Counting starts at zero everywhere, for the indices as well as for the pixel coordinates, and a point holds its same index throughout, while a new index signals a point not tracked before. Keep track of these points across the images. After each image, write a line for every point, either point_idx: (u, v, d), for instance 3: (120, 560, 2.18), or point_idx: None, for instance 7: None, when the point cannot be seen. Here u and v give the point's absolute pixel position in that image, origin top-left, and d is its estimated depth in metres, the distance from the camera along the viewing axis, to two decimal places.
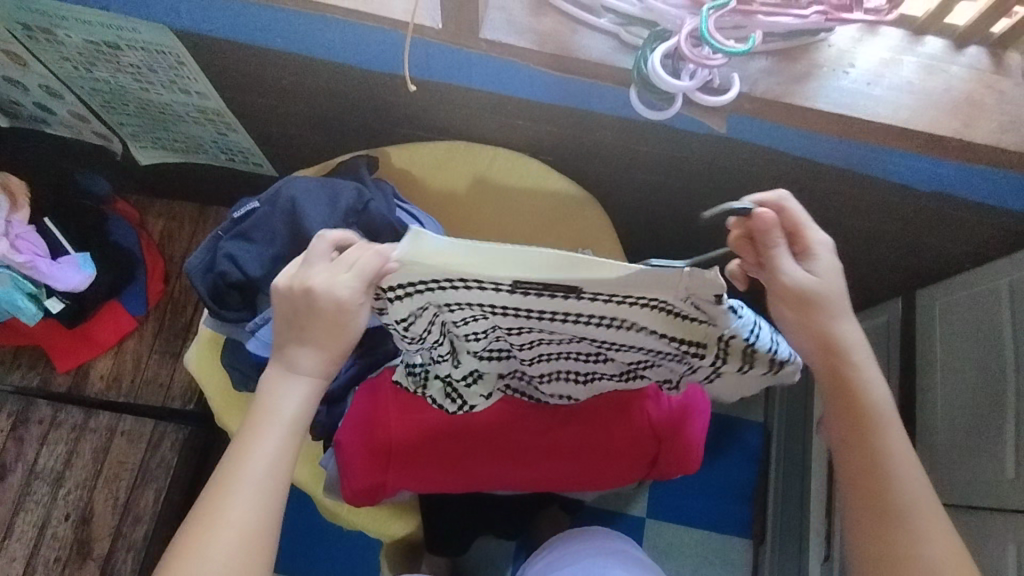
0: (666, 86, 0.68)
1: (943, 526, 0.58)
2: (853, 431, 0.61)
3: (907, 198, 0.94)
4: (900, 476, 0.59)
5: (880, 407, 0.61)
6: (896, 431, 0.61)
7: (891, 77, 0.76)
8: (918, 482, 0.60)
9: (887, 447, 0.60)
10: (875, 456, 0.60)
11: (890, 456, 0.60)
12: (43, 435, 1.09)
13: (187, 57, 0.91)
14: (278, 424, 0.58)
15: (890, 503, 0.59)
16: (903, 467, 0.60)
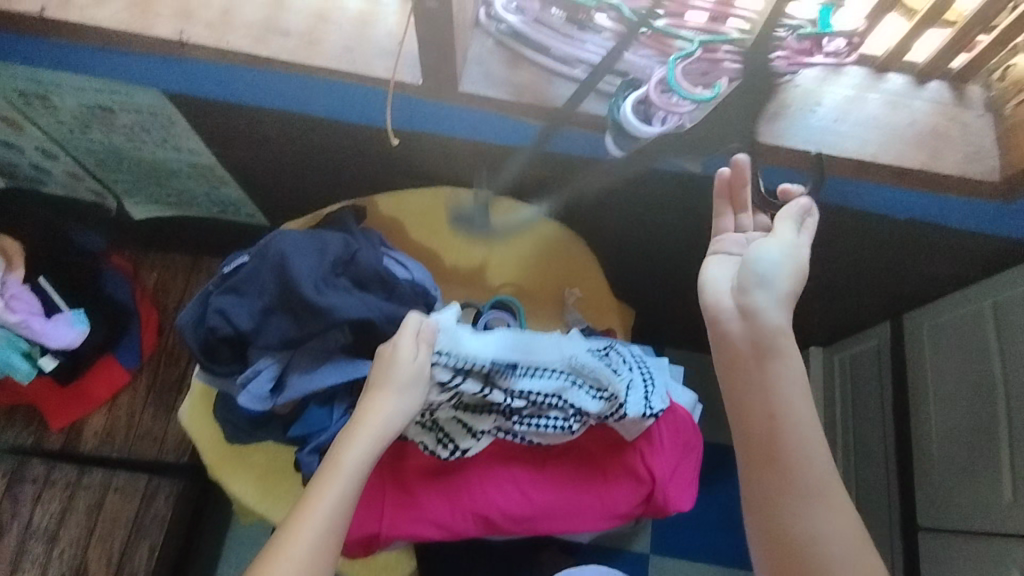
0: (638, 131, 0.72)
1: (844, 520, 0.60)
2: (753, 433, 0.63)
3: (885, 225, 0.96)
4: (800, 474, 0.61)
5: (782, 410, 0.62)
6: (802, 427, 0.62)
7: (856, 114, 0.79)
8: (822, 478, 0.61)
9: (787, 443, 0.62)
10: (778, 454, 0.62)
11: (790, 452, 0.61)
12: (37, 493, 1.08)
13: (178, 116, 0.94)
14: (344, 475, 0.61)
15: (787, 498, 0.61)
16: (806, 464, 0.61)
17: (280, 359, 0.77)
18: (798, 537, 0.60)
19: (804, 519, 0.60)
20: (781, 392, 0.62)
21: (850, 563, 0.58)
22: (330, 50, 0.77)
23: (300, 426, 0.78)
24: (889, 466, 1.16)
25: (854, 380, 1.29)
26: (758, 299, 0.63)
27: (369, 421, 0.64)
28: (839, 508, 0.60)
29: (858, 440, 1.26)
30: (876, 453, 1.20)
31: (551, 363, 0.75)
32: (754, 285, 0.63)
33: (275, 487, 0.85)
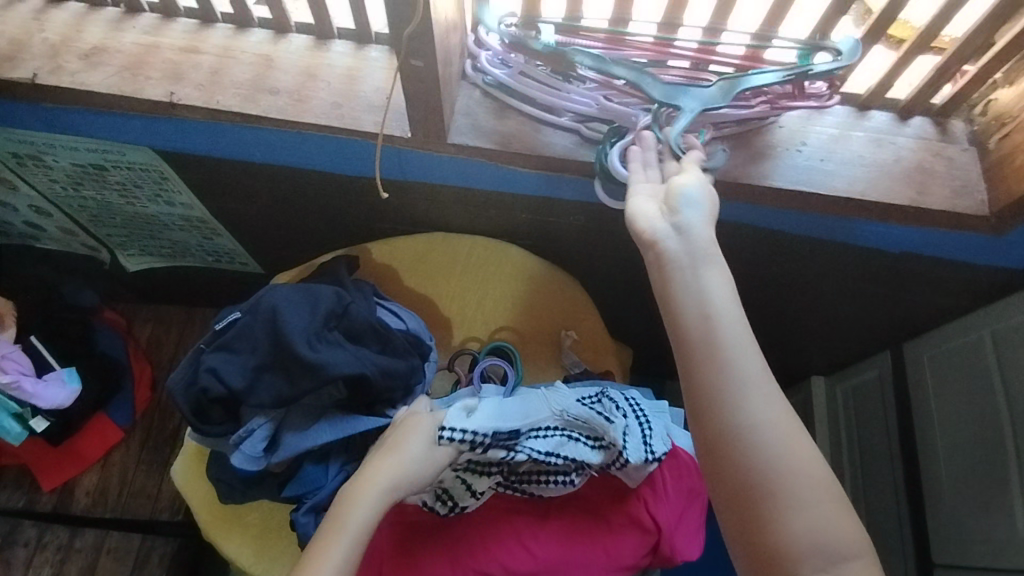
0: (620, 177, 0.69)
1: (784, 417, 0.55)
2: (683, 334, 0.58)
3: (878, 258, 0.96)
4: (735, 373, 0.56)
5: (707, 309, 0.57)
6: (728, 328, 0.57)
7: (843, 152, 0.80)
8: (755, 372, 0.56)
9: (716, 342, 0.56)
10: (710, 356, 0.56)
11: (720, 349, 0.56)
12: (28, 558, 1.05)
13: (170, 172, 0.95)
14: (346, 537, 0.60)
15: (724, 395, 0.55)
16: (737, 360, 0.56)
17: (274, 418, 0.76)
18: (739, 437, 0.55)
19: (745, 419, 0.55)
20: (702, 289, 0.58)
21: (792, 460, 0.54)
22: (319, 106, 0.78)
23: (296, 485, 0.76)
24: (898, 499, 1.14)
25: (857, 411, 1.27)
26: (666, 245, 0.60)
27: (368, 483, 0.64)
28: (780, 405, 0.55)
29: (865, 472, 1.23)
30: (885, 486, 1.18)
31: (545, 421, 0.74)
32: (681, 205, 0.62)
33: (270, 548, 0.83)
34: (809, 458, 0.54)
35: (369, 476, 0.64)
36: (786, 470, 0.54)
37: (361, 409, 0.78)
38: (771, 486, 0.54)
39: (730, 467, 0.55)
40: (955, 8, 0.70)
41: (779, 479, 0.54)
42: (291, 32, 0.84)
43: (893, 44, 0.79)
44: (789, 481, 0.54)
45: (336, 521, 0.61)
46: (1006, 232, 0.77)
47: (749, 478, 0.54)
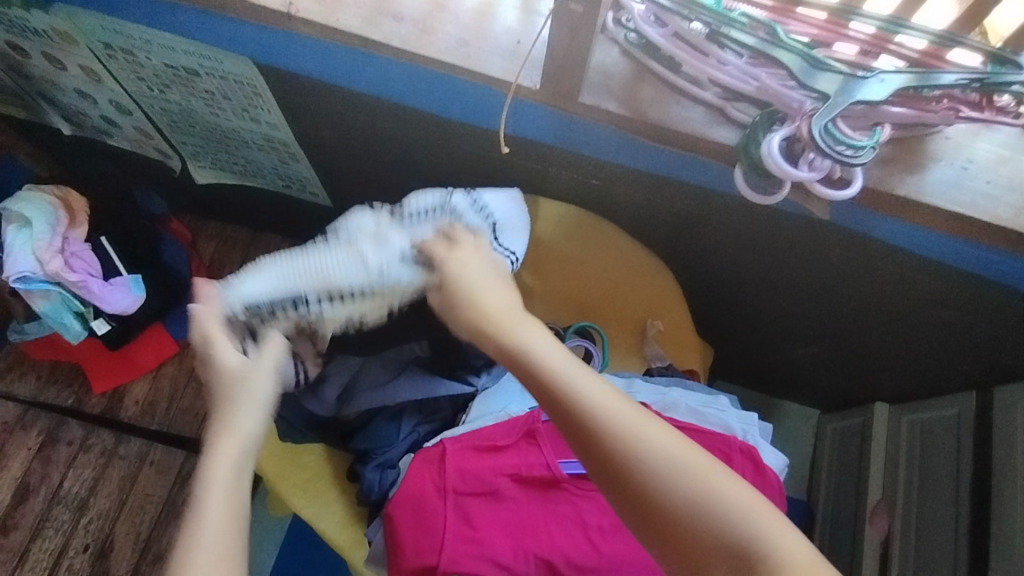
0: (782, 173, 0.63)
1: (666, 435, 0.49)
2: (540, 389, 0.52)
3: (1003, 296, 0.88)
4: (580, 411, 0.50)
5: (550, 357, 0.53)
6: (563, 368, 0.52)
7: (1011, 177, 0.71)
8: (617, 409, 0.50)
9: (559, 396, 0.51)
10: (565, 417, 0.50)
11: (564, 401, 0.51)
12: (70, 458, 1.05)
13: (263, 87, 0.89)
14: (235, 491, 0.51)
15: (602, 449, 0.49)
16: (577, 389, 0.51)
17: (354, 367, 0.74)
18: (641, 499, 0.48)
19: (616, 432, 0.49)
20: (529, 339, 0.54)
21: (691, 479, 0.47)
22: (443, 41, 0.71)
23: (365, 439, 0.74)
24: (957, 550, 1.08)
25: (925, 448, 1.21)
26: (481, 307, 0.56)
27: (227, 431, 0.53)
28: (631, 400, 0.51)
29: (920, 513, 1.18)
30: (941, 532, 1.12)
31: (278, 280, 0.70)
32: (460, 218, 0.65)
33: (324, 494, 0.80)
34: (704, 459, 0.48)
35: (230, 423, 0.54)
36: (683, 480, 0.47)
37: (445, 372, 0.74)
38: (680, 502, 0.47)
39: (636, 497, 0.48)
40: None
41: (674, 488, 0.47)
42: None
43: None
44: (708, 516, 0.46)
45: (210, 477, 0.51)
46: None
47: (657, 502, 0.47)
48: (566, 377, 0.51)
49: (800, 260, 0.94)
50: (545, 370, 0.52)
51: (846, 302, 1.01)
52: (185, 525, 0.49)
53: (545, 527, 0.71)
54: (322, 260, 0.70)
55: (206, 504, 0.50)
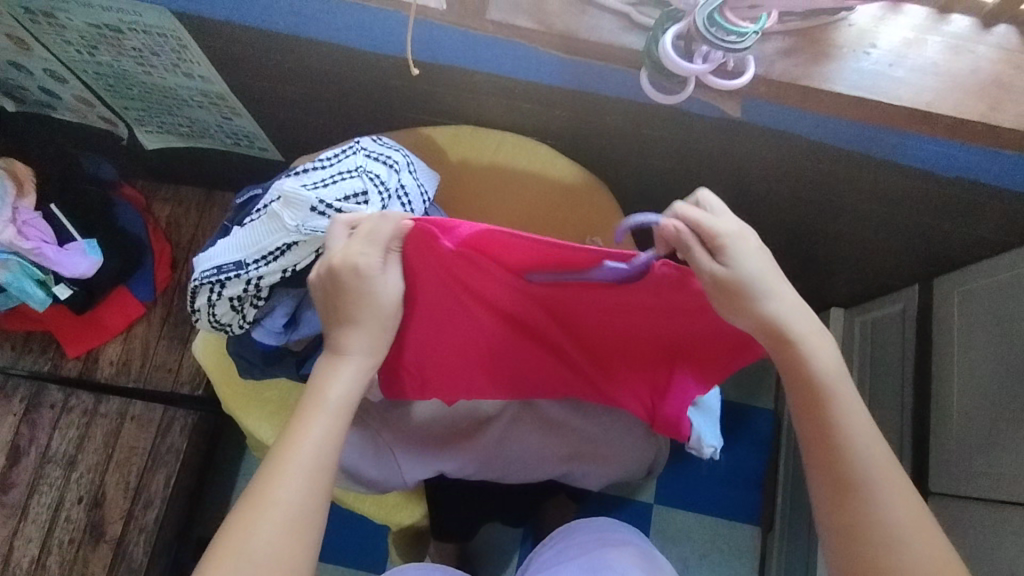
0: (677, 67, 0.65)
1: (908, 514, 0.58)
2: (811, 396, 0.62)
3: (928, 184, 0.91)
4: (854, 449, 0.60)
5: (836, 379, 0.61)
6: (852, 413, 0.61)
7: (915, 59, 0.73)
8: (879, 468, 0.59)
9: (840, 427, 0.61)
10: (834, 438, 0.60)
11: (843, 432, 0.60)
12: (55, 420, 1.10)
13: (189, 39, 0.90)
14: (326, 412, 0.61)
15: (857, 484, 0.59)
16: (857, 442, 0.60)
17: (295, 296, 0.75)
18: (858, 533, 0.58)
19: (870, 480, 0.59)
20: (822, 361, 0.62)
21: (913, 548, 0.57)
22: None
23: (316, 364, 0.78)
24: (903, 433, 1.14)
25: (874, 345, 1.26)
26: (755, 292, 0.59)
27: (319, 402, 0.61)
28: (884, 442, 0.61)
29: (871, 403, 1.24)
30: (888, 418, 1.18)
31: (224, 241, 0.73)
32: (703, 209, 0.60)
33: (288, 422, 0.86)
34: (933, 544, 0.57)
35: (345, 345, 0.63)
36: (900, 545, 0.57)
37: None
38: (881, 520, 0.58)
39: (852, 525, 0.59)
40: None
41: (896, 543, 0.57)
42: None
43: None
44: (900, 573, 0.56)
45: (320, 394, 0.61)
46: None
47: (860, 508, 0.59)
48: (845, 420, 0.61)
49: (734, 166, 0.96)
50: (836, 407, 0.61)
51: (786, 205, 1.04)
52: (293, 432, 0.60)
53: (503, 351, 0.74)
54: (257, 209, 0.74)
55: (312, 416, 0.60)
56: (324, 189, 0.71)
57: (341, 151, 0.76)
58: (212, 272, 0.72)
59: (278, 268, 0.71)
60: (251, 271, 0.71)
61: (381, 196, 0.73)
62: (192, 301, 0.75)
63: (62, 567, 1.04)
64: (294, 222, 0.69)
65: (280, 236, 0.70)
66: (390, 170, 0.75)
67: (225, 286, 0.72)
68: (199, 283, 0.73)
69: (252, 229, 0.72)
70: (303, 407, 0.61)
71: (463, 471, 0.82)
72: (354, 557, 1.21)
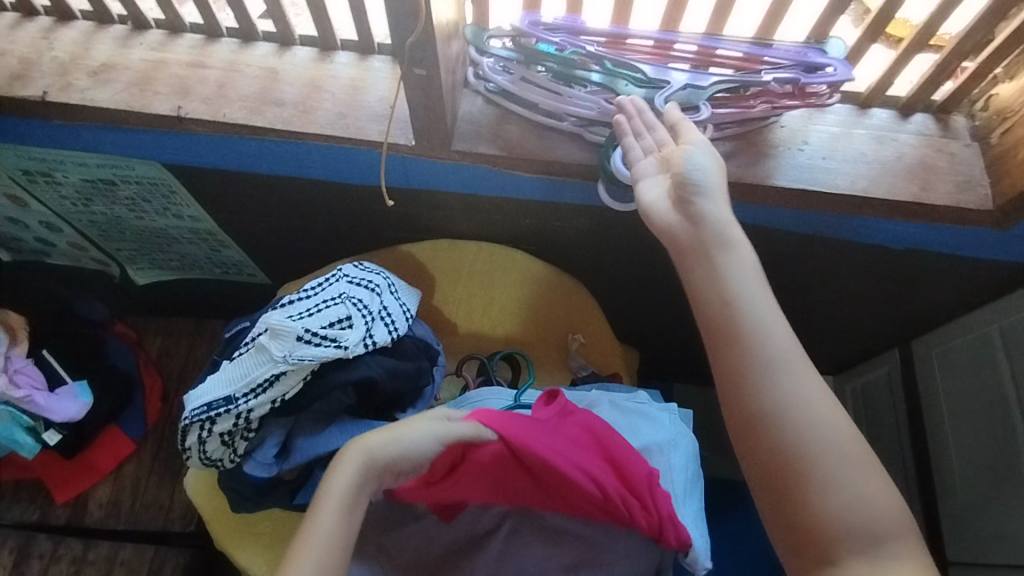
0: (629, 180, 0.71)
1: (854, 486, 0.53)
2: (727, 345, 0.58)
3: (884, 257, 0.96)
4: (783, 393, 0.55)
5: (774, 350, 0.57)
6: (787, 374, 0.56)
7: (845, 150, 0.80)
8: (819, 438, 0.54)
9: (772, 387, 0.56)
10: (765, 390, 0.56)
11: (773, 386, 0.56)
12: (42, 571, 1.07)
13: (179, 186, 0.96)
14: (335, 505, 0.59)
15: (793, 436, 0.54)
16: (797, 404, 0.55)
17: (286, 426, 0.76)
18: (800, 467, 0.53)
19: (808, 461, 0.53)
20: (775, 383, 0.56)
21: (850, 493, 0.52)
22: (324, 116, 0.79)
23: (306, 493, 0.78)
24: (910, 499, 1.12)
25: (869, 410, 1.25)
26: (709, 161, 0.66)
27: (329, 498, 0.59)
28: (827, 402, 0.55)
29: (877, 472, 1.21)
30: (896, 487, 1.16)
31: (211, 378, 0.75)
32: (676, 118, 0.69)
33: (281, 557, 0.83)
34: (876, 495, 0.53)
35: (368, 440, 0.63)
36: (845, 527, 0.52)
37: (369, 413, 0.80)
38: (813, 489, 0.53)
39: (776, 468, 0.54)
40: (951, 7, 0.71)
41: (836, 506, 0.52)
42: (295, 44, 0.86)
43: (891, 43, 0.80)
44: (840, 524, 0.52)
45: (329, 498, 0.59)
46: (1010, 226, 0.77)
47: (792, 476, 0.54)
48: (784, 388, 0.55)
49: None
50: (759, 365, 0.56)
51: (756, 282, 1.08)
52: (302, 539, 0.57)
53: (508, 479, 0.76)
54: (243, 345, 0.76)
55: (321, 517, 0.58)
56: (310, 318, 0.75)
57: (325, 279, 0.81)
58: (202, 409, 0.72)
59: (265, 401, 0.72)
60: (240, 405, 0.72)
61: (365, 320, 0.77)
62: (179, 439, 0.75)
63: None
64: (281, 354, 0.71)
65: (268, 367, 0.72)
66: (373, 294, 0.80)
67: (212, 424, 0.73)
68: (187, 422, 0.73)
69: (239, 364, 0.74)
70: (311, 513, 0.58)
71: None
72: None
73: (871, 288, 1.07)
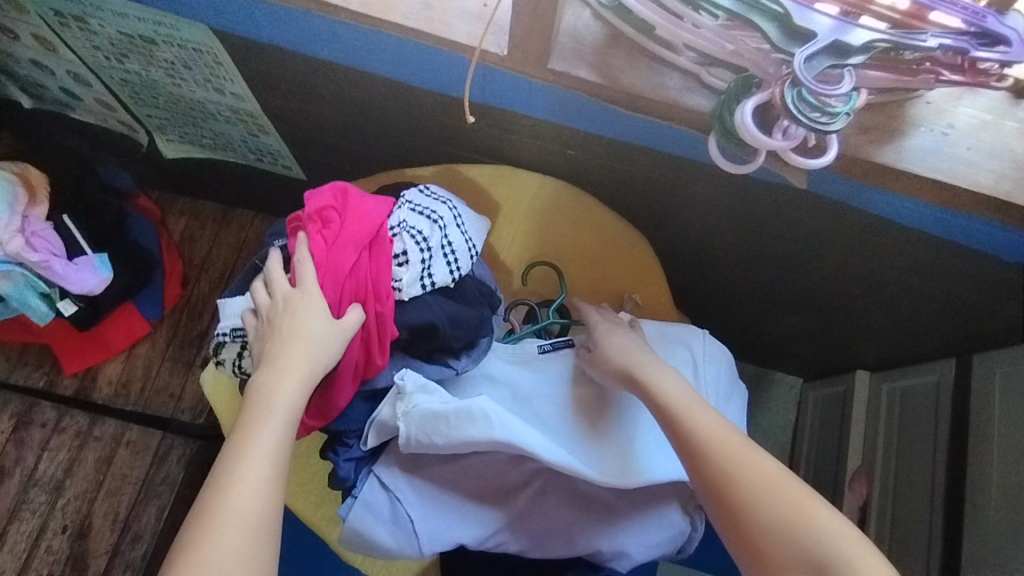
0: (754, 137, 0.62)
1: (771, 486, 0.58)
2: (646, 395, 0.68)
3: (985, 263, 0.87)
4: (692, 426, 0.63)
5: (672, 391, 0.66)
6: (689, 410, 0.64)
7: (992, 142, 0.69)
8: (729, 449, 0.61)
9: (682, 423, 0.64)
10: (679, 429, 0.64)
11: (682, 420, 0.64)
12: (45, 440, 1.05)
13: (225, 56, 0.85)
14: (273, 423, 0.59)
15: (709, 459, 0.61)
16: (701, 426, 0.63)
17: None
18: (726, 484, 0.59)
19: (729, 474, 0.59)
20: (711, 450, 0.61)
21: (767, 495, 0.58)
22: (406, 5, 0.68)
23: (339, 421, 0.71)
24: (932, 514, 1.09)
25: (903, 416, 1.20)
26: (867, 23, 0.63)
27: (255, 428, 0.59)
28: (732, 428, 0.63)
29: (898, 479, 1.18)
30: (914, 497, 1.13)
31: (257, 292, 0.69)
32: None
33: (298, 477, 0.80)
34: (781, 486, 0.58)
35: (268, 397, 0.60)
36: (775, 524, 0.56)
37: (421, 357, 0.73)
38: (742, 500, 0.58)
39: (713, 488, 0.60)
40: None
41: (762, 505, 0.57)
42: None
43: None
44: (770, 525, 0.56)
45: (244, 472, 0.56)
46: None
47: (724, 497, 0.59)
48: (691, 419, 0.64)
49: (780, 223, 0.91)
50: (668, 406, 0.65)
51: (827, 266, 1.00)
52: (200, 535, 0.53)
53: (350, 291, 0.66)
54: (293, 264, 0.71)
55: (242, 457, 0.57)
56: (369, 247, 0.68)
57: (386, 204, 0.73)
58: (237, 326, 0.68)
59: None
60: None
61: (422, 255, 0.69)
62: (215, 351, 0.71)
63: None
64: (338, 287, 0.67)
65: None
66: (434, 225, 0.71)
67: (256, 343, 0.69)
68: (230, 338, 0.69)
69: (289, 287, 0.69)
70: (219, 486, 0.55)
71: (485, 543, 0.73)
72: None
73: (950, 296, 0.99)
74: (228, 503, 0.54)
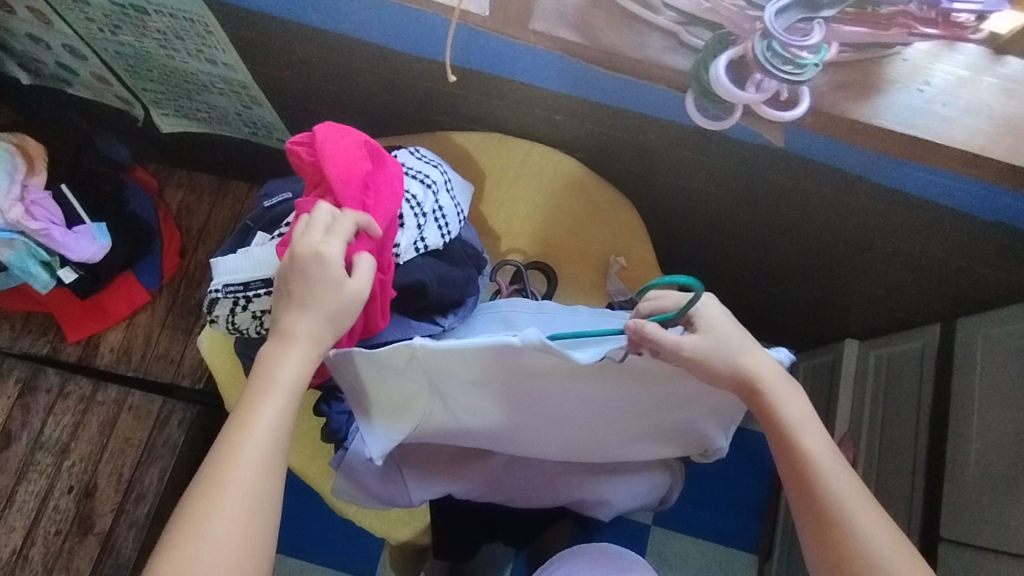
0: (727, 92, 0.64)
1: (884, 536, 0.57)
2: (763, 412, 0.62)
3: (965, 222, 0.88)
4: (810, 460, 0.60)
5: (794, 414, 0.61)
6: (810, 441, 0.61)
7: (967, 98, 0.70)
8: (846, 492, 0.59)
9: (800, 453, 0.60)
10: (798, 459, 0.60)
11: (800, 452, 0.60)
12: (50, 405, 1.08)
13: (216, 26, 0.86)
14: (277, 393, 0.58)
15: (824, 499, 0.59)
16: (820, 460, 0.60)
17: None
18: (836, 525, 0.58)
19: (843, 518, 0.58)
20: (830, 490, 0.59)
21: (879, 545, 0.57)
22: None
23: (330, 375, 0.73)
24: (915, 474, 1.11)
25: (889, 380, 1.22)
26: None
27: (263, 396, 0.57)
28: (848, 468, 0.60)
29: (883, 442, 1.20)
30: (898, 458, 1.16)
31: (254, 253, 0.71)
32: None
33: (294, 434, 0.82)
34: (889, 534, 0.57)
35: (273, 369, 0.58)
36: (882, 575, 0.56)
37: (410, 313, 0.74)
38: (848, 542, 0.57)
39: (823, 521, 0.59)
40: None
41: (872, 550, 0.57)
42: None
43: None
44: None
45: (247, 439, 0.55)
46: None
47: (829, 534, 0.58)
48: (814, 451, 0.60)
49: (763, 186, 0.92)
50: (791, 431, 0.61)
51: (811, 229, 1.01)
52: (203, 498, 0.53)
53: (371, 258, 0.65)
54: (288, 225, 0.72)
55: (247, 425, 0.56)
56: None
57: None
58: (235, 286, 0.69)
59: None
60: None
61: (416, 217, 0.72)
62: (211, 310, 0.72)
63: (46, 558, 1.03)
64: None
65: None
66: (426, 189, 0.74)
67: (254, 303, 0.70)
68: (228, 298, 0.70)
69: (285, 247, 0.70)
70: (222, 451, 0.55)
71: (471, 495, 0.77)
72: (341, 558, 1.21)
73: (933, 258, 1.00)
74: (231, 468, 0.54)
